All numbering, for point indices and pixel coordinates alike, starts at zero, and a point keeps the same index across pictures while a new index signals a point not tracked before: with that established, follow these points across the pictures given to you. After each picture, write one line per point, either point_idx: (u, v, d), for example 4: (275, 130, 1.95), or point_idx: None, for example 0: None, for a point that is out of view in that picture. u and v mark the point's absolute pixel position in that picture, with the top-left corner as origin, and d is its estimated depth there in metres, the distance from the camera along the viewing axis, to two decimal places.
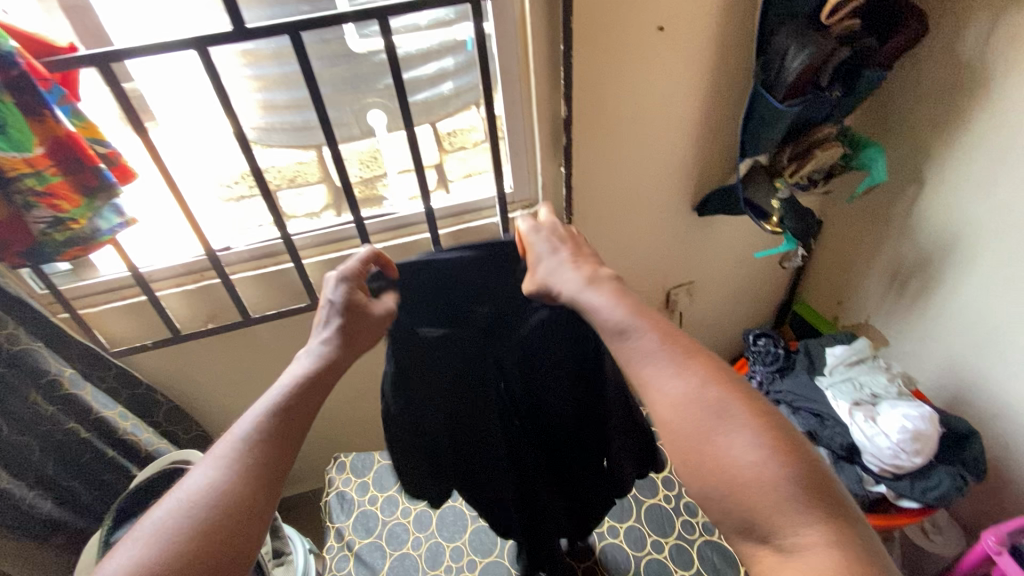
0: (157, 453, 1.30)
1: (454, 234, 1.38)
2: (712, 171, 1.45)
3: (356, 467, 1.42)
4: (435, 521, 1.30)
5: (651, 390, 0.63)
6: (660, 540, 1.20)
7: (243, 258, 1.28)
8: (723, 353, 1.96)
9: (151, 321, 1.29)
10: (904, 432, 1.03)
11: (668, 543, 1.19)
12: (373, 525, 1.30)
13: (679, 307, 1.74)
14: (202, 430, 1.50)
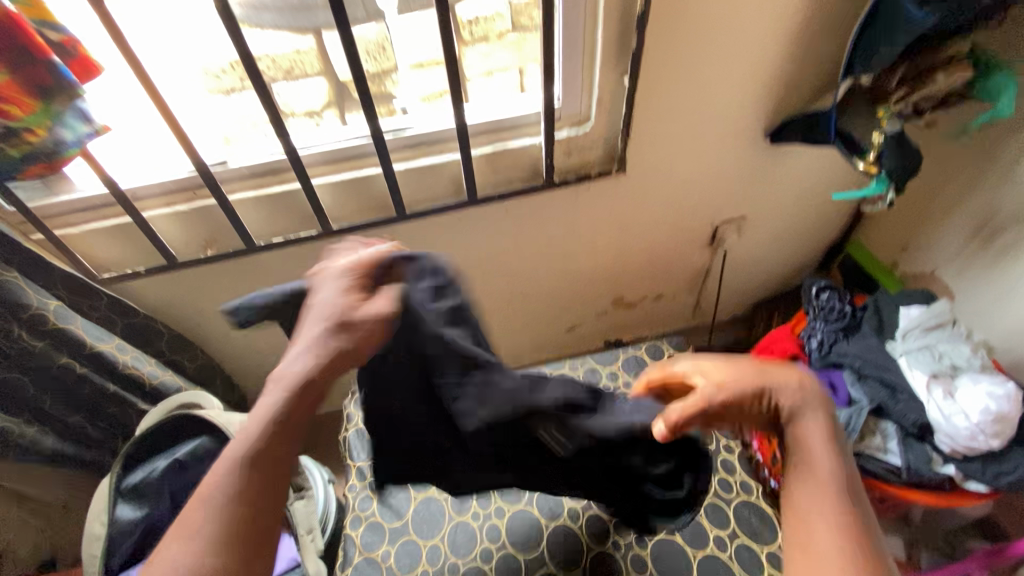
0: (165, 386, 1.20)
1: (487, 156, 1.18)
2: (796, 91, 1.22)
3: None
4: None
5: (806, 522, 0.63)
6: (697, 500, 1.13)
7: (241, 176, 1.09)
8: (760, 292, 1.84)
9: (142, 245, 1.13)
10: (986, 414, 0.92)
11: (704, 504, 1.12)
12: (396, 465, 1.25)
13: (725, 244, 1.59)
14: (207, 357, 1.40)
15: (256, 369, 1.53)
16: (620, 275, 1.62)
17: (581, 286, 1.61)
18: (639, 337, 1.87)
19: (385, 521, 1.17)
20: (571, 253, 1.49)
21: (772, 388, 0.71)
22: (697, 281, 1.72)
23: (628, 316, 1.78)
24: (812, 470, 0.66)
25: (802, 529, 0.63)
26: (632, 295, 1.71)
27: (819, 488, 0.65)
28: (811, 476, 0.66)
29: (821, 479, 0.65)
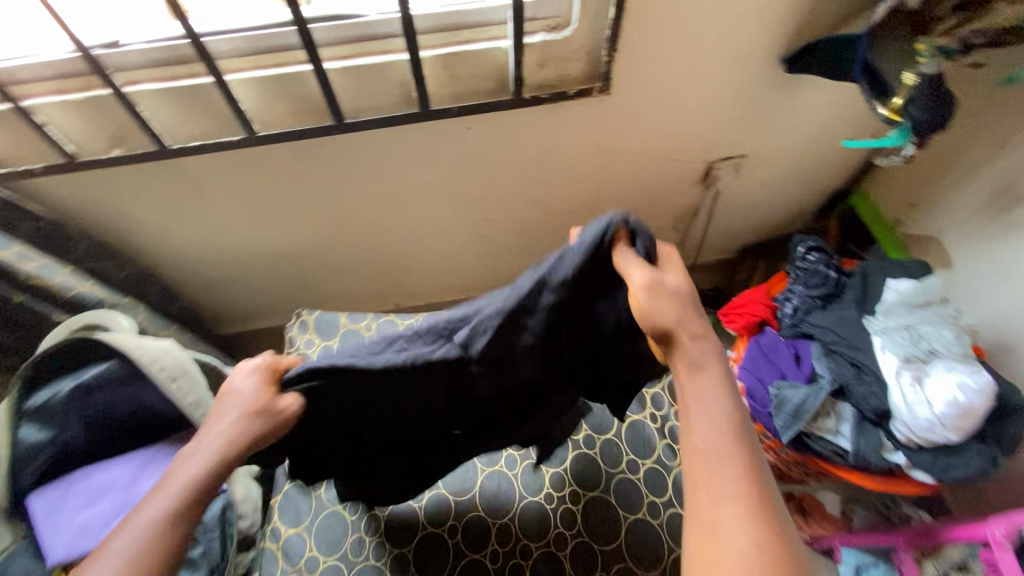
0: (83, 300, 1.09)
1: (443, 59, 0.99)
2: (825, 7, 1.00)
3: (321, 330, 1.28)
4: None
5: (707, 488, 0.60)
6: (639, 461, 1.11)
7: (140, 63, 0.90)
8: (750, 236, 1.71)
9: (34, 138, 0.97)
10: (951, 406, 0.85)
11: (646, 465, 1.10)
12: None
13: (717, 183, 1.44)
14: (138, 266, 1.29)
15: (201, 280, 1.44)
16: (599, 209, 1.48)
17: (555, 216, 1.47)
18: None
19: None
20: (545, 182, 1.33)
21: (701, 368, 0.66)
22: (682, 220, 1.59)
23: None
24: (707, 450, 0.62)
25: (704, 497, 0.60)
26: None
27: (704, 457, 0.62)
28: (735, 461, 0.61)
29: (702, 457, 0.62)
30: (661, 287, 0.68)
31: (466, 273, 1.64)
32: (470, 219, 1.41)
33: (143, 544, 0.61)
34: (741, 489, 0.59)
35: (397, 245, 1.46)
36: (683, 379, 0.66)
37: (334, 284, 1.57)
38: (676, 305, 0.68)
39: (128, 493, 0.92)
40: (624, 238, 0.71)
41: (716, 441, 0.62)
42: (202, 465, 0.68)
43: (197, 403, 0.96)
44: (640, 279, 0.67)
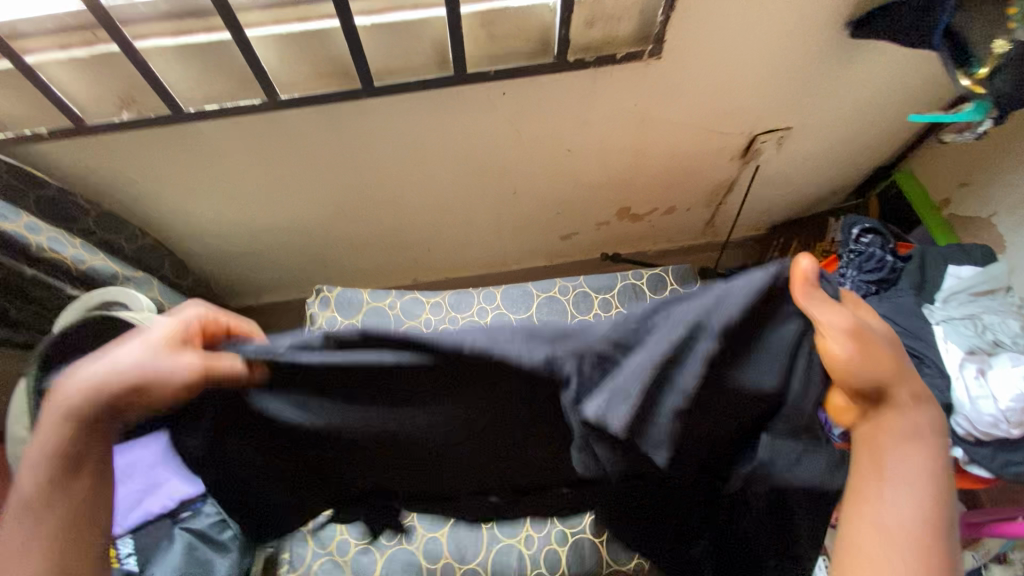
0: (94, 272, 1.04)
1: (482, 18, 0.90)
2: None
3: (343, 308, 1.22)
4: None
5: (876, 505, 0.52)
6: None
7: (151, 18, 0.82)
8: (784, 214, 1.64)
9: (38, 101, 0.89)
10: (1019, 401, 0.81)
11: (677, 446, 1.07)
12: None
13: (758, 158, 1.37)
14: (150, 238, 1.23)
15: (214, 252, 1.37)
16: (632, 182, 1.40)
17: (584, 191, 1.40)
18: (641, 251, 1.70)
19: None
20: (578, 153, 1.25)
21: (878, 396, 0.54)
22: (716, 195, 1.51)
23: (632, 228, 1.60)
24: (881, 472, 0.53)
25: (873, 514, 0.52)
26: (641, 206, 1.50)
27: (875, 475, 0.53)
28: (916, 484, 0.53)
29: (880, 485, 0.53)
30: (835, 334, 0.52)
31: (488, 247, 1.57)
32: (496, 191, 1.34)
33: (41, 482, 0.52)
34: (923, 522, 0.51)
35: (418, 218, 1.39)
36: (868, 447, 0.54)
37: (351, 257, 1.51)
38: (852, 335, 0.52)
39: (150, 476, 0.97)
40: (805, 274, 0.54)
41: (896, 467, 0.53)
42: (67, 400, 0.52)
43: None
44: (833, 322, 0.52)
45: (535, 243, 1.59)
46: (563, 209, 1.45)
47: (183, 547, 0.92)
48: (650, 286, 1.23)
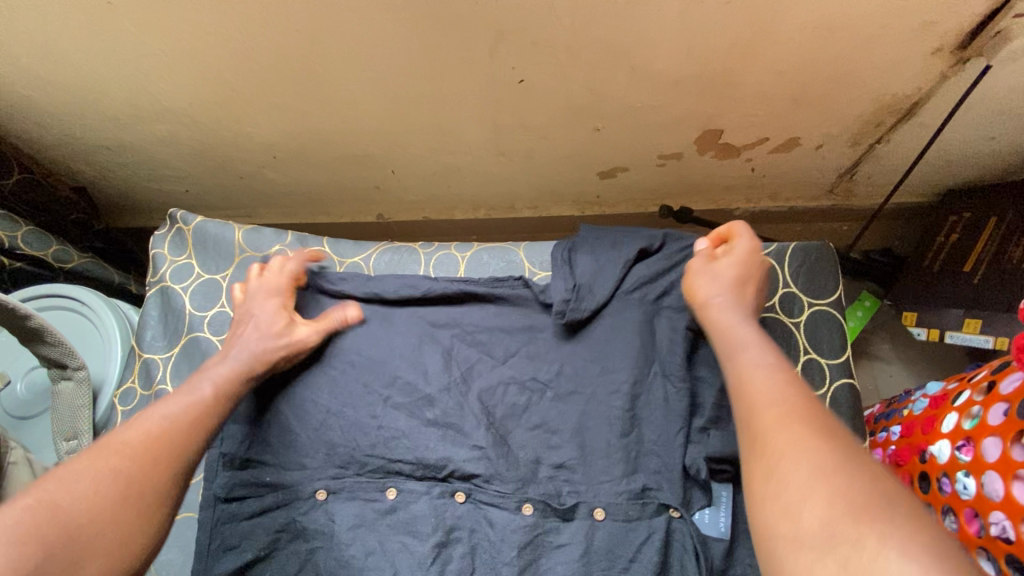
0: None
1: None
2: None
3: (206, 253, 0.71)
4: (349, 388, 0.65)
5: (807, 482, 0.38)
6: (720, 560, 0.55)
7: None
8: (990, 175, 0.96)
9: None
10: None
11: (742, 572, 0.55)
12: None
13: (986, 53, 0.71)
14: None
15: (69, 141, 0.91)
16: (730, 84, 0.78)
17: (641, 98, 0.81)
18: (723, 209, 1.10)
19: (215, 451, 0.62)
20: (638, 7, 0.65)
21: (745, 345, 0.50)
22: (875, 125, 0.87)
23: (716, 171, 0.99)
24: (770, 435, 0.42)
25: (794, 485, 0.39)
26: (738, 132, 0.89)
27: (750, 410, 0.45)
28: (810, 414, 0.43)
29: (769, 416, 0.43)
30: (701, 299, 0.59)
31: (484, 179, 1.02)
32: (485, 79, 0.76)
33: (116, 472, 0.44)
34: (790, 397, 0.44)
35: (360, 116, 0.85)
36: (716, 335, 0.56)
37: (278, 172, 1.01)
38: (748, 289, 0.59)
39: None
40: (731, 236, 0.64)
41: (805, 453, 0.40)
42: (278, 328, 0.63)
43: None
44: (702, 287, 0.60)
45: (558, 180, 1.02)
46: (605, 125, 0.86)
47: None
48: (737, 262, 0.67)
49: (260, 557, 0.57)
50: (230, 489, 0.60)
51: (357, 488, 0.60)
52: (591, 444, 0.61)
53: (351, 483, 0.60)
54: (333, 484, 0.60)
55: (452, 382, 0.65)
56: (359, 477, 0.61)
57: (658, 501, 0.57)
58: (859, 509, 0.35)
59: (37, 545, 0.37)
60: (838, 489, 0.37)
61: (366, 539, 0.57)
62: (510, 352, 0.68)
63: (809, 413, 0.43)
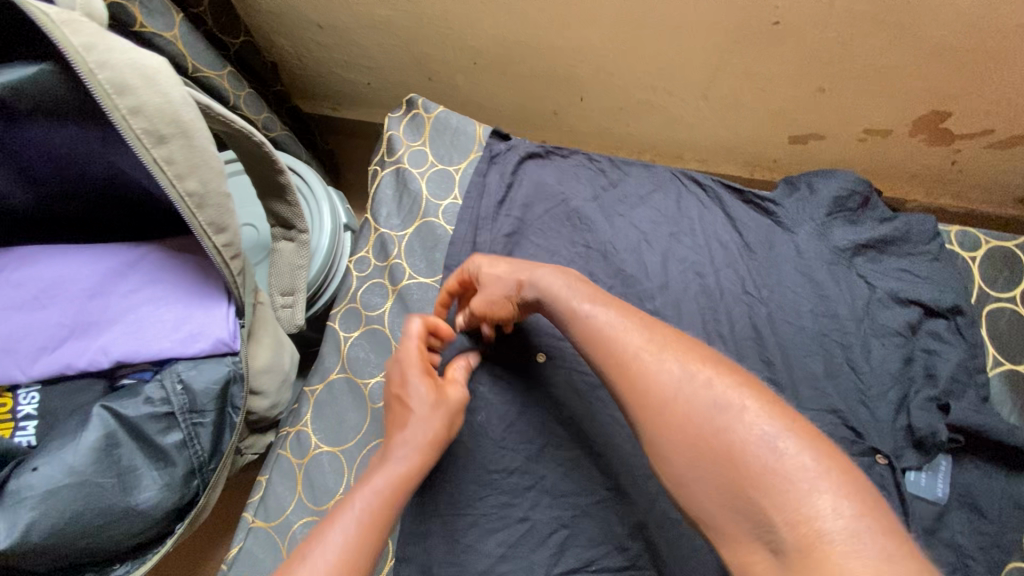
0: None
1: None
2: None
3: (441, 144, 0.73)
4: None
5: (684, 395, 0.43)
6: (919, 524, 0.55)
7: None
8: None
9: None
10: None
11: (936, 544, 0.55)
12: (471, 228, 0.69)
13: None
14: None
15: (287, 16, 0.93)
16: (992, 60, 0.75)
17: (888, 60, 0.78)
18: (897, 197, 1.06)
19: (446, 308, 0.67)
20: None
21: (584, 309, 0.51)
22: None
23: (915, 156, 0.96)
24: (633, 363, 0.46)
25: (673, 411, 0.42)
26: (966, 117, 0.85)
27: (606, 350, 0.48)
28: (659, 337, 0.47)
29: (625, 353, 0.46)
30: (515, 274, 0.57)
31: (669, 122, 1.00)
32: (742, 13, 0.76)
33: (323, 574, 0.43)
34: (634, 330, 0.48)
35: (588, 34, 0.85)
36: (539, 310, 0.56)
37: (467, 80, 1.01)
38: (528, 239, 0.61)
39: (120, 312, 0.59)
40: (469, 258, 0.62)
41: (670, 370, 0.44)
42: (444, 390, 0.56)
43: (201, 198, 0.51)
44: (505, 280, 0.57)
45: (745, 137, 0.99)
46: (831, 86, 0.85)
47: (98, 440, 0.54)
48: (981, 246, 0.65)
49: (483, 407, 0.62)
50: (455, 344, 0.65)
51: (574, 359, 0.63)
52: (797, 371, 0.61)
53: (567, 359, 0.63)
54: (554, 350, 0.63)
55: (671, 284, 0.65)
56: (576, 356, 0.63)
57: (869, 445, 0.57)
58: (693, 390, 0.43)
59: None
60: (690, 381, 0.43)
61: (582, 409, 0.61)
62: (724, 264, 0.66)
63: (671, 338, 0.47)
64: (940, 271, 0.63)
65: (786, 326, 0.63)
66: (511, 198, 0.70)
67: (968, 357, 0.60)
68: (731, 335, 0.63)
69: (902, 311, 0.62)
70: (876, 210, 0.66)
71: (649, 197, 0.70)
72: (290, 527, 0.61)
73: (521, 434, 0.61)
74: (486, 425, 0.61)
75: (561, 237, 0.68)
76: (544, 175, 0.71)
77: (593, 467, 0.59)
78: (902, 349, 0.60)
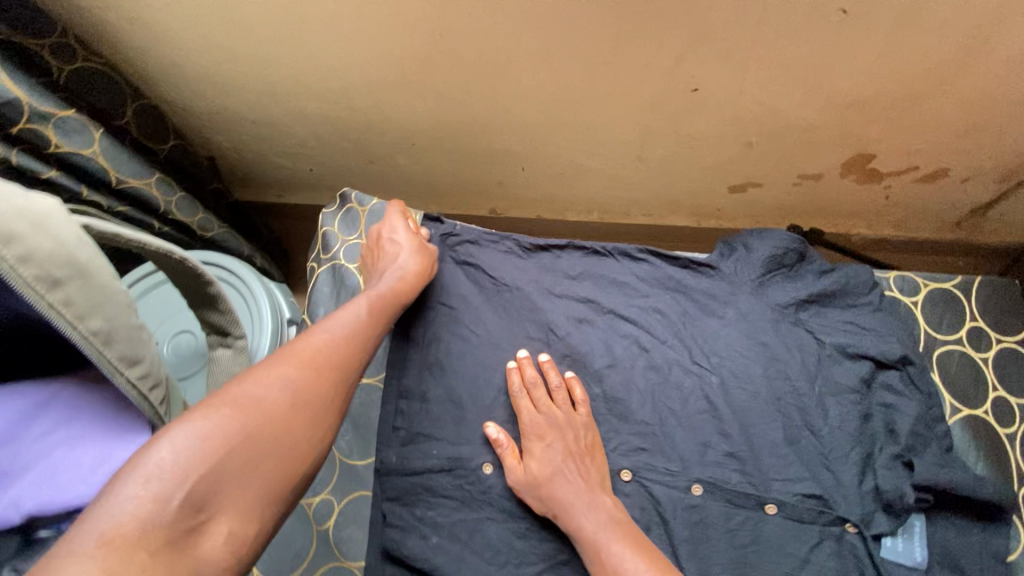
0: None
1: None
2: None
3: None
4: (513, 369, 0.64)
5: None
6: None
7: None
8: None
9: None
10: None
11: None
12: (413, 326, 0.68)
13: None
14: (112, 72, 0.78)
15: (220, 116, 0.93)
16: (902, 106, 0.79)
17: (807, 113, 0.81)
18: (843, 232, 1.08)
19: (390, 411, 0.64)
20: (854, 23, 0.67)
21: (578, 503, 0.54)
22: None
23: (849, 195, 0.99)
24: (605, 562, 0.49)
25: None
26: (891, 156, 0.88)
27: (587, 553, 0.51)
28: (618, 519, 0.53)
29: (589, 534, 0.51)
30: (555, 493, 0.54)
31: (611, 183, 1.02)
32: (662, 84, 0.78)
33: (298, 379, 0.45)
34: (603, 507, 0.53)
35: (519, 112, 0.87)
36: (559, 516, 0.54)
37: (409, 160, 1.01)
38: (563, 449, 0.57)
39: (36, 454, 0.54)
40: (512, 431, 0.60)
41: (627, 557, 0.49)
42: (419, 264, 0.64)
43: (107, 336, 0.47)
44: (548, 471, 0.55)
45: (685, 190, 1.01)
46: (758, 140, 0.87)
47: None
48: (921, 290, 0.66)
49: (434, 516, 0.58)
50: (402, 452, 0.61)
51: None
52: (757, 441, 0.59)
53: None
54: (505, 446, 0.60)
55: (620, 361, 0.64)
56: None
57: (835, 513, 0.55)
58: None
59: (253, 446, 0.40)
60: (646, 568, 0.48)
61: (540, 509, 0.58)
62: (672, 335, 0.65)
63: (631, 529, 0.52)
64: (883, 320, 0.63)
65: (740, 394, 0.61)
66: (448, 283, 0.69)
67: (924, 406, 0.59)
68: (686, 409, 0.61)
69: (853, 366, 0.61)
70: (816, 263, 0.66)
71: (588, 272, 0.69)
72: None
73: (480, 542, 0.57)
74: (442, 534, 0.57)
75: (505, 324, 0.66)
76: (482, 262, 0.70)
77: (558, 572, 0.55)
78: (858, 404, 0.59)
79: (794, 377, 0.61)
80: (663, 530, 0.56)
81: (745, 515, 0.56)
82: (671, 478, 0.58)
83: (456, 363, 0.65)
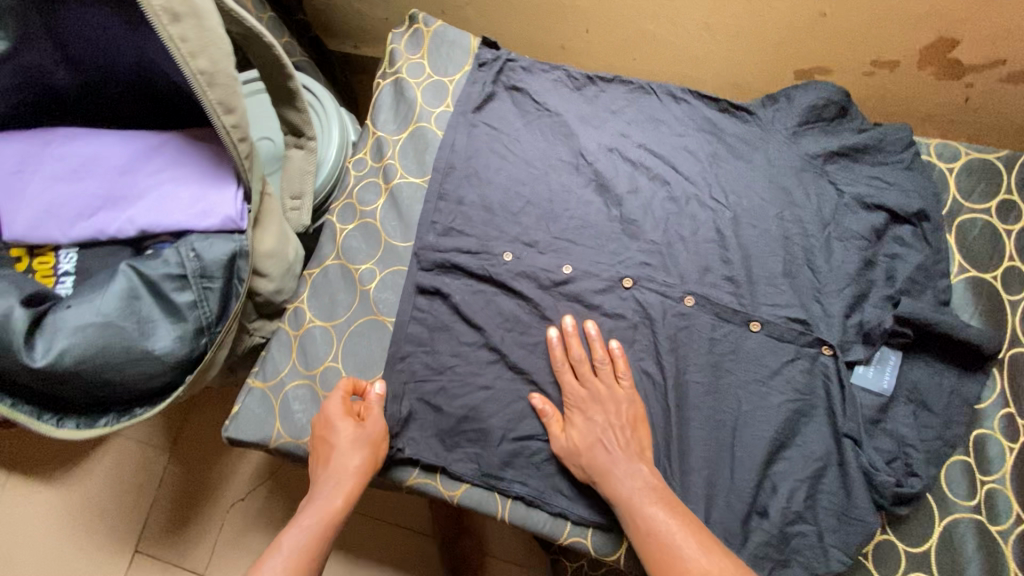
0: None
1: None
2: None
3: (438, 57, 0.78)
4: (541, 185, 0.71)
5: (650, 523, 0.53)
6: (857, 411, 0.58)
7: None
8: None
9: None
10: None
11: (876, 430, 0.58)
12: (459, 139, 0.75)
13: None
14: None
15: None
16: None
17: None
18: None
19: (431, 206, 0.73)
20: None
21: (601, 445, 0.58)
22: None
23: (923, 93, 0.94)
24: (621, 491, 0.55)
25: (643, 520, 0.53)
26: (976, 45, 0.83)
27: (626, 514, 0.55)
28: (632, 454, 0.57)
29: (606, 468, 0.57)
30: (582, 445, 0.59)
31: (672, 56, 1.01)
32: None
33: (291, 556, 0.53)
34: (618, 447, 0.58)
35: None
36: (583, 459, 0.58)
37: (477, 13, 1.05)
38: (601, 418, 0.59)
39: (139, 186, 0.67)
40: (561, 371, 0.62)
41: (634, 486, 0.55)
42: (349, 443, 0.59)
43: (210, 78, 0.57)
44: (580, 420, 0.60)
45: (748, 72, 0.99)
46: (832, 11, 0.84)
47: (124, 291, 0.62)
48: (961, 159, 0.65)
49: (457, 290, 0.68)
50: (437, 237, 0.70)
51: (542, 259, 0.67)
52: (756, 270, 0.64)
53: (534, 257, 0.68)
54: (524, 245, 0.68)
55: (641, 189, 0.69)
56: (543, 252, 0.68)
57: (814, 336, 0.60)
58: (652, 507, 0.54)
59: None
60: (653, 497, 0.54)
61: (544, 299, 0.66)
62: (696, 173, 0.69)
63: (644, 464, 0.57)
64: (909, 179, 0.64)
65: (749, 230, 0.65)
66: (494, 103, 0.75)
67: (928, 258, 0.61)
68: (696, 236, 0.66)
69: (868, 216, 0.63)
70: (853, 119, 0.68)
71: (627, 109, 0.73)
72: (284, 387, 0.69)
73: (491, 316, 0.66)
74: (460, 304, 0.67)
75: (541, 146, 0.72)
76: (528, 89, 0.75)
77: None
78: (863, 249, 0.62)
79: (807, 218, 0.64)
80: (651, 329, 0.63)
81: (730, 327, 0.62)
82: (668, 290, 0.64)
83: (492, 174, 0.72)
